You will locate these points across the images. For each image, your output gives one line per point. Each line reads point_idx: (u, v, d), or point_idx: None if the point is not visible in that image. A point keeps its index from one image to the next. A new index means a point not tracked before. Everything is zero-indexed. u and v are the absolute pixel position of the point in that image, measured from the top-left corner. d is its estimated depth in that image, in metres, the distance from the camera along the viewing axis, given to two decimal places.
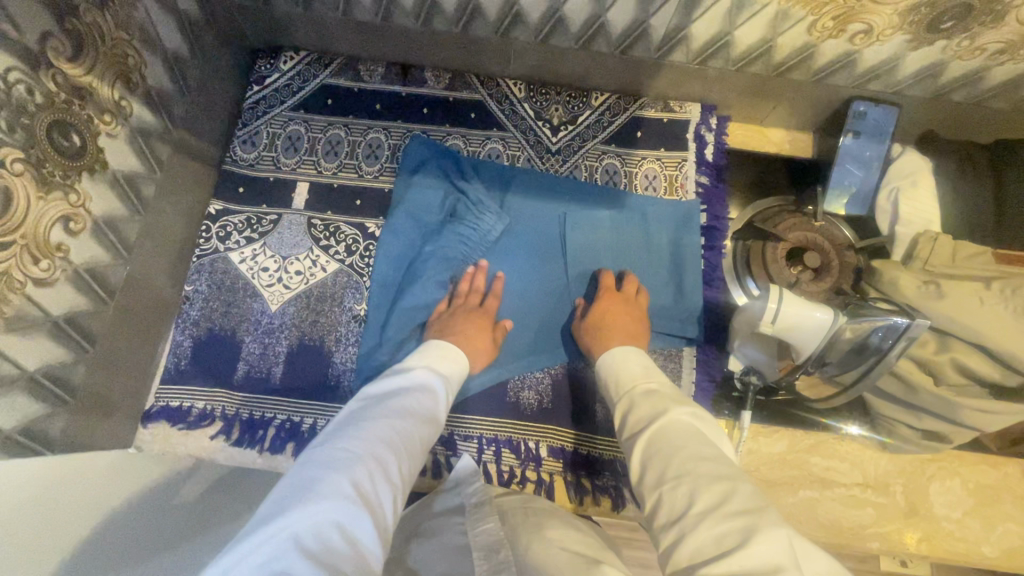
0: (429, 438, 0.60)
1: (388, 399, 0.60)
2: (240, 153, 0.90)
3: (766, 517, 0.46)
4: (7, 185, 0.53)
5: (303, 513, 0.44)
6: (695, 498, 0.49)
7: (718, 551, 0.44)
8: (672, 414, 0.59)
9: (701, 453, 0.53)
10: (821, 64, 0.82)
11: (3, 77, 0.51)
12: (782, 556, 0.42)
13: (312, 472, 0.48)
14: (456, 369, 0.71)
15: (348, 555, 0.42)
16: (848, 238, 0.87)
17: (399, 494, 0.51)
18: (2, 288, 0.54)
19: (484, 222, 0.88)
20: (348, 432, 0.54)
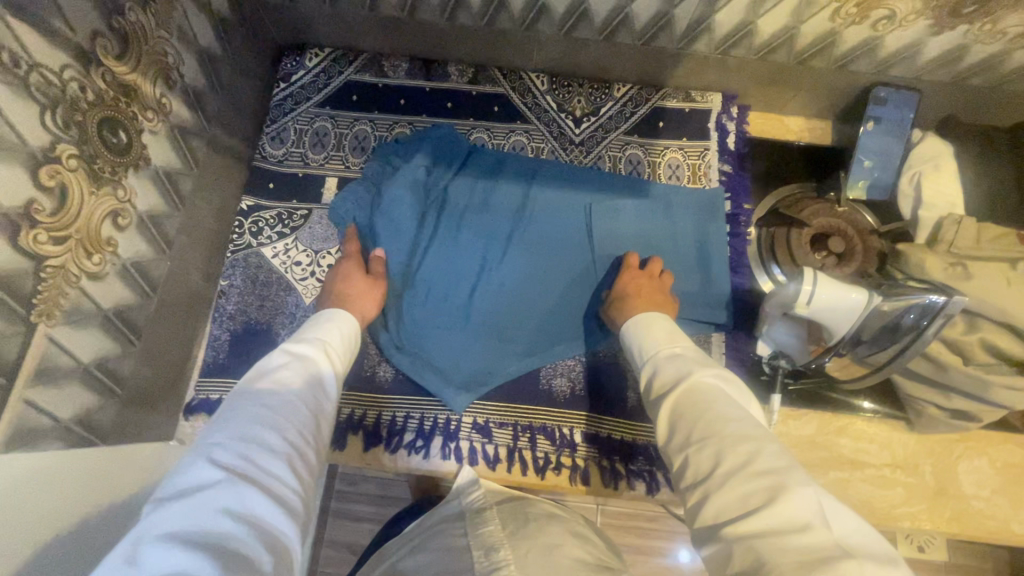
0: (319, 404, 0.61)
1: (258, 384, 0.59)
2: (269, 149, 0.91)
3: (793, 476, 0.48)
4: (64, 181, 0.55)
5: (180, 515, 0.43)
6: (722, 458, 0.51)
7: (746, 509, 0.47)
8: (698, 377, 0.60)
9: (726, 414, 0.55)
10: (843, 51, 0.83)
11: (58, 74, 0.52)
12: (809, 513, 0.45)
13: (183, 479, 0.47)
14: (337, 334, 0.71)
15: (244, 528, 0.44)
16: (871, 224, 0.88)
17: (294, 458, 0.52)
18: (60, 282, 0.56)
19: (502, 209, 0.90)
20: (220, 428, 0.53)
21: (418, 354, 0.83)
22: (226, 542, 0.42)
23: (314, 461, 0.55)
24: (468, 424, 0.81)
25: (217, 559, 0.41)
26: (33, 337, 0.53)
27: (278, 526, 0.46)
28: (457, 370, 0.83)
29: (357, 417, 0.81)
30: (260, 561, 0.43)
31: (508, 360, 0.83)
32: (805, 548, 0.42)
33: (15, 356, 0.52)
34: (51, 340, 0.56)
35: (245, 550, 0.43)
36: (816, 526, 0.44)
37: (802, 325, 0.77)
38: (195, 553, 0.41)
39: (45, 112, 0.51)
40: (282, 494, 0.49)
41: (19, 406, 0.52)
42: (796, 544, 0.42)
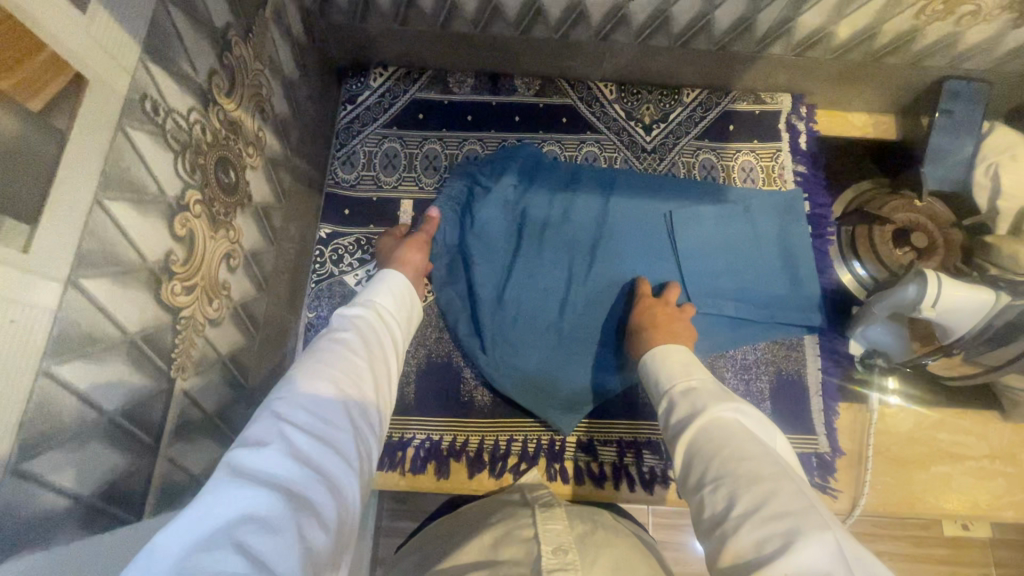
0: (380, 362, 0.58)
1: (323, 339, 0.58)
2: (341, 174, 0.90)
3: (811, 520, 0.44)
4: (192, 228, 0.52)
5: (252, 456, 0.42)
6: (741, 501, 0.47)
7: (760, 556, 0.43)
8: (712, 414, 0.57)
9: (741, 454, 0.51)
10: (921, 46, 0.84)
11: (186, 117, 0.50)
12: (829, 564, 0.41)
13: (255, 424, 0.46)
14: (396, 299, 0.69)
15: (308, 475, 0.42)
16: (951, 218, 0.89)
17: (362, 426, 0.50)
18: (191, 332, 0.54)
19: (584, 223, 0.89)
20: (288, 379, 0.51)
21: (517, 373, 0.82)
22: (292, 487, 0.40)
23: (375, 420, 0.53)
24: (572, 444, 0.80)
25: (284, 505, 0.39)
26: (173, 393, 0.51)
27: (340, 479, 0.44)
28: (558, 390, 0.82)
29: (459, 444, 0.79)
30: (321, 511, 0.41)
31: (605, 375, 0.82)
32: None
33: (161, 415, 0.50)
34: (185, 393, 0.54)
35: (309, 500, 0.41)
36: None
37: (904, 322, 0.78)
38: (265, 495, 0.39)
39: (177, 159, 0.49)
40: (345, 449, 0.46)
41: (163, 464, 0.51)
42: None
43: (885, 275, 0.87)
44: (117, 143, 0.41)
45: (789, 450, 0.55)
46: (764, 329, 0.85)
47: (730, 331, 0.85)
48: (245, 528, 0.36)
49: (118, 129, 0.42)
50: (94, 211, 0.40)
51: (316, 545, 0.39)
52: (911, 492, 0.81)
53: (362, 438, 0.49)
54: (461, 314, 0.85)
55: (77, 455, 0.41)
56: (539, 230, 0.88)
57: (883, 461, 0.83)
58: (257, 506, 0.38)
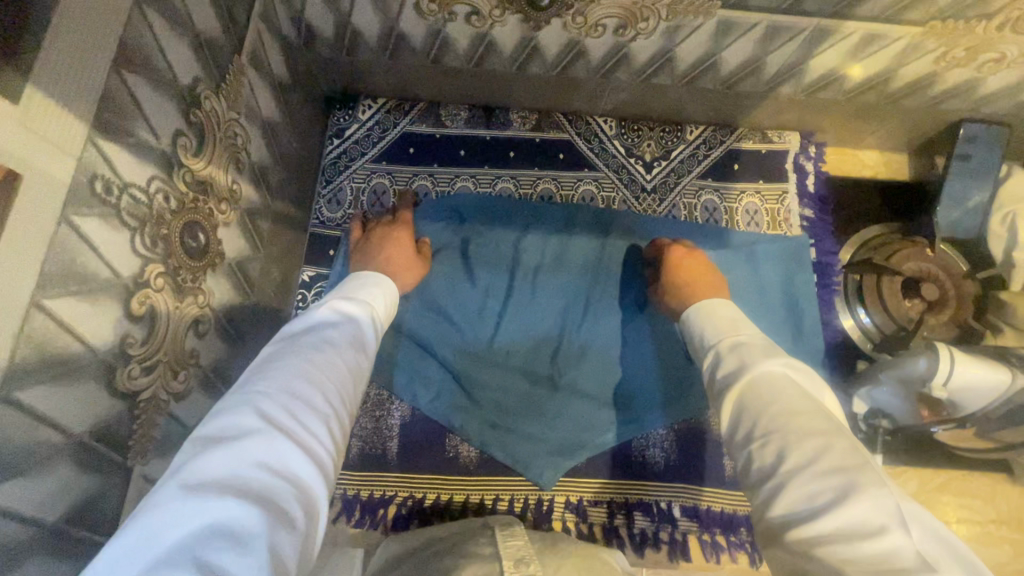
0: (358, 366, 0.55)
1: (300, 335, 0.54)
2: (326, 213, 0.86)
3: (868, 476, 0.40)
4: (152, 304, 0.49)
5: (221, 460, 0.39)
6: (792, 455, 0.43)
7: (812, 508, 0.39)
8: (762, 368, 0.51)
9: (795, 410, 0.46)
10: (938, 91, 0.79)
11: (146, 189, 0.47)
12: (885, 516, 0.37)
13: (220, 423, 0.42)
14: (381, 298, 0.66)
15: (280, 483, 0.39)
16: (963, 268, 0.85)
17: (335, 432, 0.47)
18: (152, 413, 0.50)
19: (580, 264, 0.85)
20: (261, 375, 0.48)
21: (508, 434, 0.78)
22: (264, 494, 0.37)
23: (348, 425, 0.50)
24: (560, 503, 0.77)
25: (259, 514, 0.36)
26: (129, 481, 0.48)
27: (312, 486, 0.41)
28: (550, 439, 0.78)
29: (444, 502, 0.76)
30: (291, 520, 0.38)
31: (597, 430, 0.79)
32: (879, 557, 0.36)
33: (114, 508, 0.47)
34: (144, 478, 0.51)
35: (284, 508, 0.38)
36: (895, 529, 0.37)
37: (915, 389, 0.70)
38: (235, 504, 0.36)
39: (136, 236, 0.46)
40: (319, 456, 0.43)
41: None
42: (862, 551, 0.36)
43: (891, 329, 0.82)
44: (60, 237, 0.38)
45: (843, 408, 0.50)
46: None
47: None
48: (211, 539, 0.33)
49: (61, 221, 0.38)
50: (31, 317, 0.36)
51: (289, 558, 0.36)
52: None
53: (335, 445, 0.46)
54: (429, 386, 0.80)
55: None
56: (533, 269, 0.85)
57: None
58: (223, 515, 0.35)
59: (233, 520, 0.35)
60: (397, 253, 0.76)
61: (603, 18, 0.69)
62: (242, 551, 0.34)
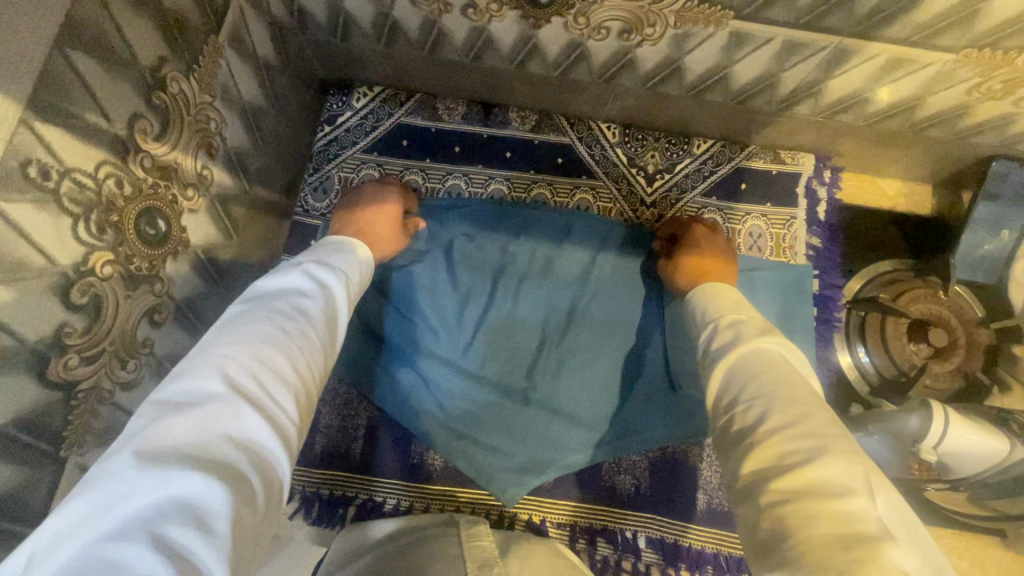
0: (333, 334, 0.53)
1: (273, 297, 0.50)
2: (312, 201, 0.84)
3: (843, 444, 0.39)
4: (97, 293, 0.47)
5: (181, 427, 0.36)
6: (773, 417, 0.43)
7: (779, 467, 0.39)
8: (750, 345, 0.51)
9: (780, 380, 0.46)
10: (969, 124, 0.73)
11: (93, 175, 0.45)
12: (856, 481, 0.37)
13: (180, 387, 0.39)
14: (359, 265, 0.63)
15: (246, 456, 0.36)
16: (979, 316, 0.79)
17: (303, 404, 0.44)
18: (93, 404, 0.49)
19: (567, 274, 0.82)
20: (229, 336, 0.44)
21: (473, 445, 0.75)
22: (229, 468, 0.35)
23: (317, 393, 0.48)
24: (522, 521, 0.75)
25: (222, 490, 0.34)
26: (62, 473, 0.47)
27: (279, 459, 0.39)
28: (516, 454, 0.75)
29: (404, 508, 0.75)
30: (257, 495, 0.36)
31: (566, 450, 0.75)
32: (842, 516, 0.34)
33: (44, 499, 0.46)
34: (81, 468, 0.50)
35: (248, 484, 0.35)
36: (861, 494, 0.36)
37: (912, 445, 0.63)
38: (198, 477, 0.33)
39: (78, 223, 0.44)
40: (286, 428, 0.41)
41: None
42: (830, 507, 0.35)
43: (891, 373, 0.78)
44: None
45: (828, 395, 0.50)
46: None
47: None
48: (170, 516, 0.31)
49: None
50: None
51: (247, 537, 0.34)
52: None
53: (302, 418, 0.44)
54: (398, 388, 0.78)
55: None
56: (517, 274, 0.81)
57: None
58: (185, 487, 0.32)
59: (194, 494, 0.32)
60: (380, 221, 0.74)
61: (605, 21, 0.65)
62: (202, 529, 0.31)
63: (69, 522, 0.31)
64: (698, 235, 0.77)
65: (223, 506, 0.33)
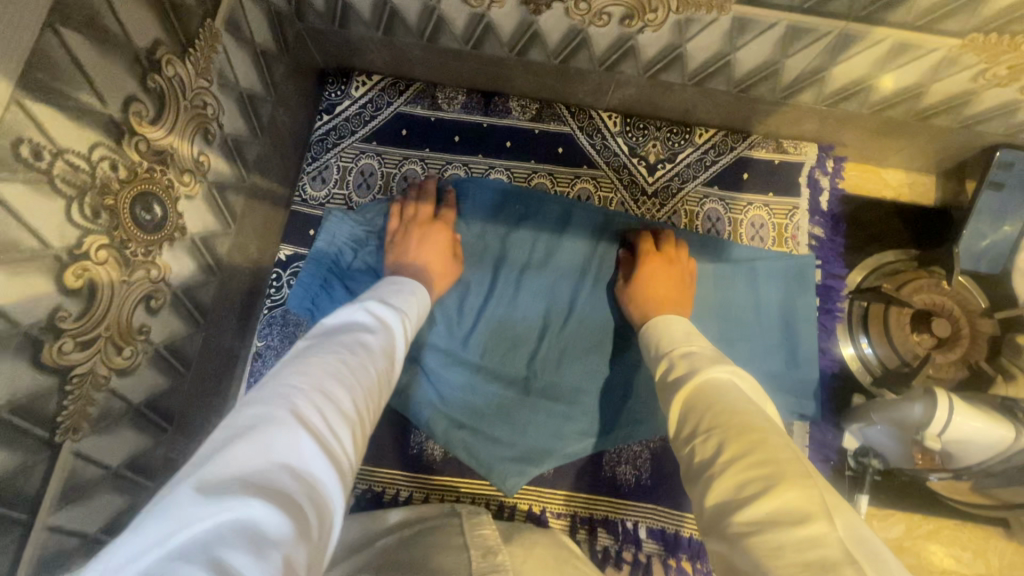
0: (390, 371, 0.53)
1: (335, 332, 0.52)
2: (310, 190, 0.83)
3: (800, 470, 0.39)
4: (92, 277, 0.47)
5: (247, 455, 0.35)
6: (729, 448, 0.42)
7: (740, 498, 0.38)
8: (704, 374, 0.51)
9: (733, 407, 0.45)
10: (974, 111, 0.72)
11: (87, 156, 0.44)
12: (812, 504, 0.35)
13: (249, 414, 0.39)
14: (418, 303, 0.64)
15: (305, 488, 0.35)
16: (982, 305, 0.78)
17: (361, 446, 0.44)
18: (88, 390, 0.48)
19: (568, 264, 0.81)
20: (297, 368, 0.45)
21: (474, 435, 0.74)
22: (291, 500, 0.34)
23: (373, 432, 0.47)
24: (521, 511, 0.74)
25: (285, 522, 0.32)
26: (57, 459, 0.47)
27: (337, 498, 0.38)
28: (515, 443, 0.74)
29: (402, 498, 0.74)
30: (315, 531, 0.34)
31: (567, 440, 0.75)
32: (806, 542, 0.33)
33: (39, 486, 0.45)
34: (78, 453, 0.49)
35: (308, 520, 0.34)
36: (821, 518, 0.34)
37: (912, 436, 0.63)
38: (261, 506, 0.32)
39: (72, 205, 0.44)
40: (344, 466, 0.40)
41: (42, 535, 0.46)
42: (786, 537, 0.33)
43: (895, 363, 0.77)
44: None
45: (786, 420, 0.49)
46: None
47: None
48: (232, 543, 0.30)
49: None
50: None
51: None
52: None
53: (360, 458, 0.43)
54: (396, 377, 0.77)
55: None
56: (518, 265, 0.81)
57: None
58: (245, 513, 0.32)
59: (254, 519, 0.31)
60: (432, 256, 0.74)
61: (607, 6, 0.64)
62: (260, 557, 0.30)
63: (129, 549, 0.30)
64: (647, 275, 0.73)
65: (283, 539, 0.32)
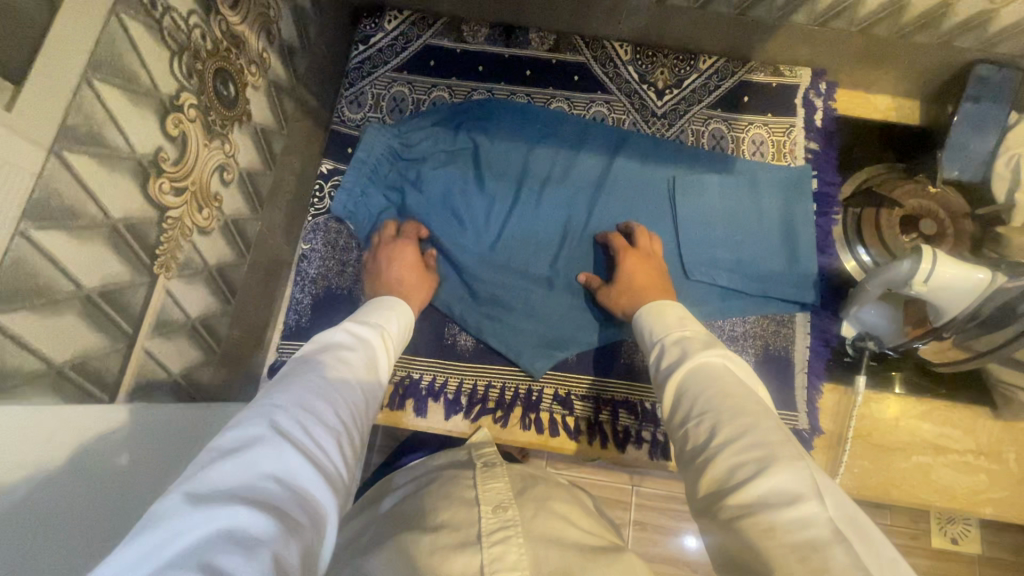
0: (371, 387, 0.56)
1: (316, 353, 0.55)
2: (347, 113, 0.90)
3: (788, 449, 0.45)
4: (185, 130, 0.53)
5: (233, 469, 0.38)
6: (721, 432, 0.48)
7: (734, 480, 0.44)
8: (697, 360, 0.56)
9: (726, 393, 0.51)
10: (950, 25, 0.80)
11: (185, 19, 0.51)
12: (800, 485, 0.42)
13: (235, 432, 0.42)
14: (397, 321, 0.68)
15: (291, 494, 0.39)
16: (966, 208, 0.85)
17: (346, 452, 0.47)
18: (178, 234, 0.55)
19: (585, 178, 0.88)
20: (279, 389, 0.48)
21: (504, 326, 0.81)
22: (276, 508, 0.37)
23: (358, 443, 0.51)
24: (549, 394, 0.80)
25: (271, 526, 0.35)
26: (155, 289, 0.53)
27: (326, 501, 0.41)
28: (543, 332, 0.82)
29: (439, 384, 0.80)
30: (304, 535, 0.37)
31: (589, 329, 0.82)
32: (797, 521, 0.39)
33: (141, 309, 0.52)
34: (168, 292, 0.56)
35: (295, 523, 0.37)
36: (809, 497, 0.41)
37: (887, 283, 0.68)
38: (247, 512, 0.35)
39: (174, 58, 0.51)
40: (329, 472, 0.43)
41: (142, 356, 0.53)
42: (778, 519, 0.40)
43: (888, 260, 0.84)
44: (110, 27, 0.43)
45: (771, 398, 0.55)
46: (756, 301, 0.84)
47: (720, 302, 0.85)
48: (223, 546, 0.33)
49: (112, 13, 0.43)
50: (83, 88, 0.41)
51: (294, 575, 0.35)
52: (888, 479, 0.80)
53: (346, 464, 0.46)
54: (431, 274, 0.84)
55: (56, 325, 0.43)
56: (539, 179, 0.88)
57: (862, 446, 0.81)
58: (233, 521, 0.35)
59: (241, 525, 0.34)
60: (403, 273, 0.77)
61: None
62: (250, 556, 0.33)
63: (126, 557, 0.32)
64: (626, 270, 0.76)
65: (270, 540, 0.35)
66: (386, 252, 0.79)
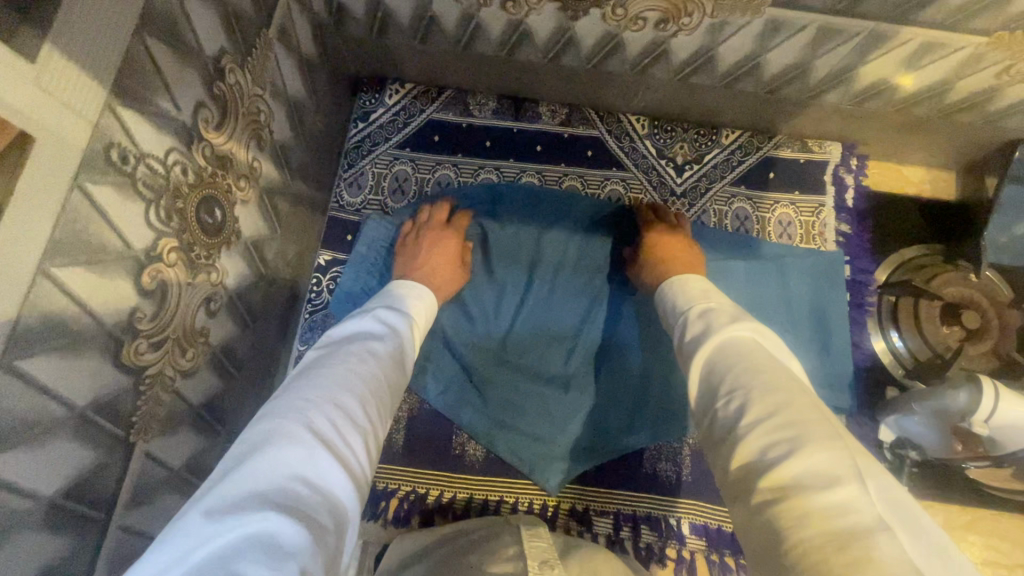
0: (400, 377, 0.52)
1: (345, 341, 0.51)
2: (346, 197, 0.84)
3: (825, 428, 0.39)
4: (163, 279, 0.47)
5: (259, 468, 0.36)
6: (752, 410, 0.42)
7: (767, 459, 0.38)
8: (725, 333, 0.50)
9: (758, 365, 0.45)
10: (999, 106, 0.74)
11: (163, 161, 0.45)
12: (841, 466, 0.36)
13: (263, 425, 0.39)
14: (425, 311, 0.63)
15: (319, 497, 0.36)
16: (1010, 296, 0.79)
17: (374, 451, 0.44)
18: (157, 390, 0.49)
19: (601, 266, 0.82)
20: (308, 378, 0.45)
21: (518, 435, 0.76)
22: (303, 512, 0.34)
23: (385, 436, 0.47)
24: (564, 510, 0.74)
25: (297, 534, 0.33)
26: (130, 459, 0.47)
27: (351, 507, 0.38)
28: (558, 441, 0.76)
29: (446, 500, 0.74)
30: (330, 540, 0.35)
31: (608, 437, 0.76)
32: (833, 510, 0.34)
33: (113, 486, 0.46)
34: (146, 455, 0.50)
35: (321, 529, 0.34)
36: (851, 480, 0.35)
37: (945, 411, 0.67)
38: (272, 518, 0.33)
39: (150, 208, 0.45)
40: (356, 473, 0.40)
41: (115, 535, 0.47)
42: (812, 504, 0.34)
43: (926, 355, 0.78)
44: (71, 204, 0.37)
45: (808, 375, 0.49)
46: None
47: None
48: (246, 556, 0.30)
49: (72, 187, 0.37)
50: (36, 284, 0.35)
51: None
52: None
53: (373, 463, 0.43)
54: (438, 376, 0.78)
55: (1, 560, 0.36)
56: (552, 267, 0.82)
57: None
58: (261, 526, 0.32)
59: (268, 531, 0.32)
60: (439, 259, 0.74)
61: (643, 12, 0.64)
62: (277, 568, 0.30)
63: (154, 562, 0.31)
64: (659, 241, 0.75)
65: (297, 552, 0.32)
66: (432, 235, 0.76)
